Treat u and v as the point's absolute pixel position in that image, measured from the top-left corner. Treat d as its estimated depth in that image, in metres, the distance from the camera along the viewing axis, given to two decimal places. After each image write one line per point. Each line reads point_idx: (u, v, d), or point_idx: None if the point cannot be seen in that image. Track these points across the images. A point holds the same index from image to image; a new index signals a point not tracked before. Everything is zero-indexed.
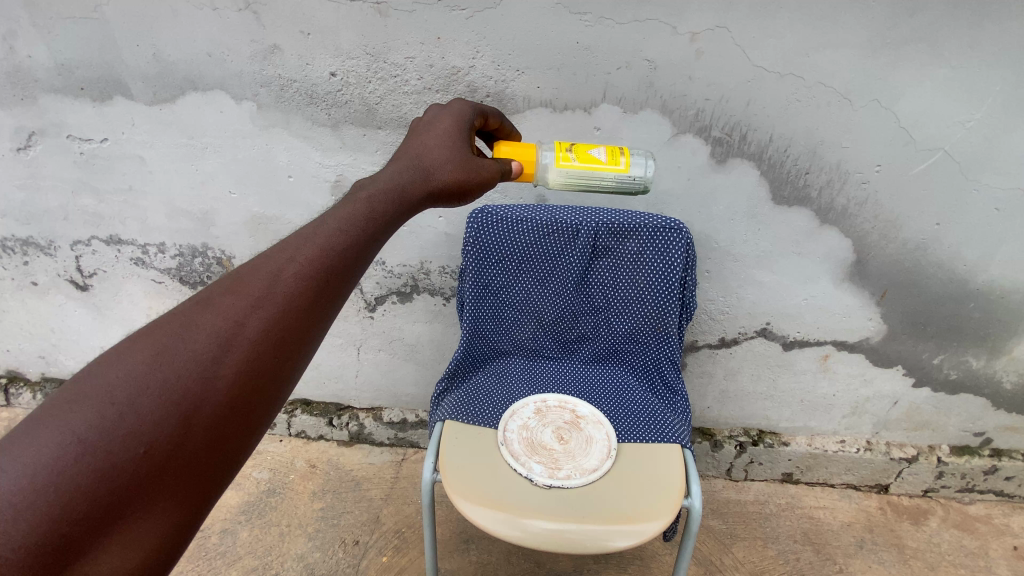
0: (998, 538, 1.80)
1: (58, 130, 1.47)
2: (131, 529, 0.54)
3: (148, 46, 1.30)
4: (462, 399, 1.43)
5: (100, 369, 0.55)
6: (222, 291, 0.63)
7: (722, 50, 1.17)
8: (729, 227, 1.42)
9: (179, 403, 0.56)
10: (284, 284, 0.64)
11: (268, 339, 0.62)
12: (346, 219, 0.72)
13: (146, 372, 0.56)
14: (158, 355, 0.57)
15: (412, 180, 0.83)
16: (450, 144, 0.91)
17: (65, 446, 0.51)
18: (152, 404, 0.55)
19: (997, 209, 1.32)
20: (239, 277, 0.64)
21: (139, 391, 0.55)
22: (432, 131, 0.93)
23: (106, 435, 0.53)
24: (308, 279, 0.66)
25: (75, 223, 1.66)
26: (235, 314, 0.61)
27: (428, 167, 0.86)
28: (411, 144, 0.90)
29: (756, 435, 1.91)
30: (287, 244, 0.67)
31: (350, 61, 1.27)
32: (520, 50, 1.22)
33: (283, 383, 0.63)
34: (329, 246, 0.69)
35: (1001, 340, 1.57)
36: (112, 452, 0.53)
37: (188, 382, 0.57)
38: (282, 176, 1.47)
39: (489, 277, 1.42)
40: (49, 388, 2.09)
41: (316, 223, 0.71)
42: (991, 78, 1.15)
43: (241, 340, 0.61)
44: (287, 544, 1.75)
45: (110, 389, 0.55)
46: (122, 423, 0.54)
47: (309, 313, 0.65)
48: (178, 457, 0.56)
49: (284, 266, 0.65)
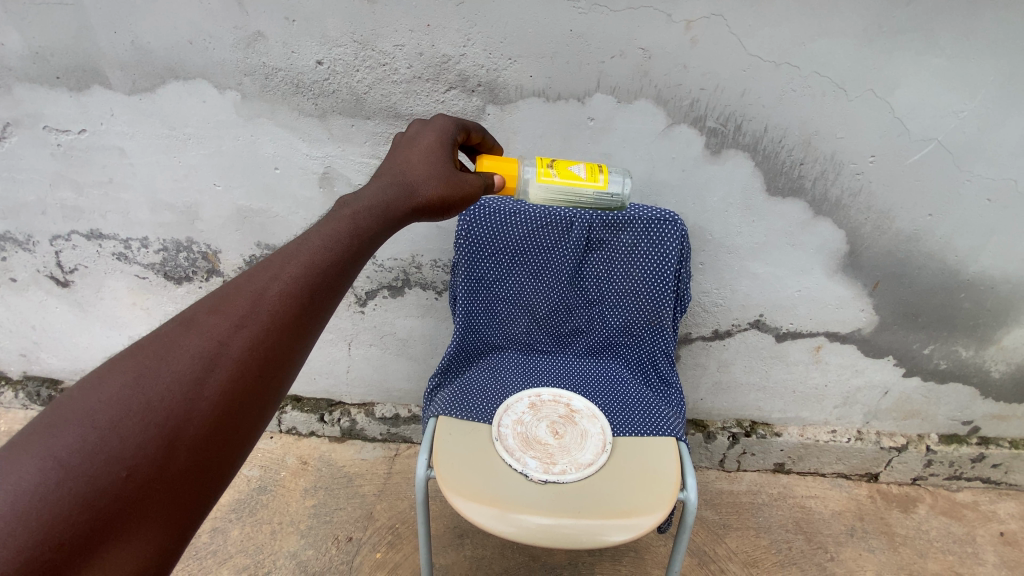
0: (985, 525, 1.82)
1: (35, 121, 1.42)
2: (114, 553, 0.51)
3: (126, 33, 1.26)
4: (456, 393, 1.41)
5: (83, 392, 0.54)
6: (206, 310, 0.61)
7: (717, 39, 1.15)
8: (723, 218, 1.41)
9: (162, 425, 0.55)
10: (269, 302, 0.63)
11: (252, 357, 0.61)
12: (331, 236, 0.70)
13: (129, 394, 0.55)
14: (141, 376, 0.56)
15: (399, 195, 0.81)
16: (436, 155, 0.89)
17: (47, 471, 0.50)
18: (135, 426, 0.54)
19: (989, 200, 1.32)
20: (222, 296, 0.63)
21: (121, 413, 0.54)
22: (419, 142, 0.90)
23: (87, 459, 0.51)
24: (294, 296, 0.64)
25: (54, 217, 1.61)
26: (219, 335, 0.60)
27: (413, 179, 0.84)
28: (393, 160, 0.87)
29: (748, 426, 1.91)
30: (271, 262, 0.66)
31: (337, 49, 1.24)
32: (512, 38, 1.19)
33: (267, 400, 0.62)
34: (315, 263, 0.67)
35: (990, 329, 1.58)
36: (95, 477, 0.51)
37: (172, 403, 0.56)
38: (269, 168, 1.43)
39: (482, 271, 1.40)
40: (32, 387, 2.04)
41: (300, 240, 0.69)
42: (985, 68, 1.14)
43: (226, 359, 0.59)
44: (279, 542, 1.72)
45: (92, 412, 0.53)
46: (105, 447, 0.52)
47: (293, 329, 0.64)
48: (163, 478, 0.54)
49: (268, 284, 0.64)
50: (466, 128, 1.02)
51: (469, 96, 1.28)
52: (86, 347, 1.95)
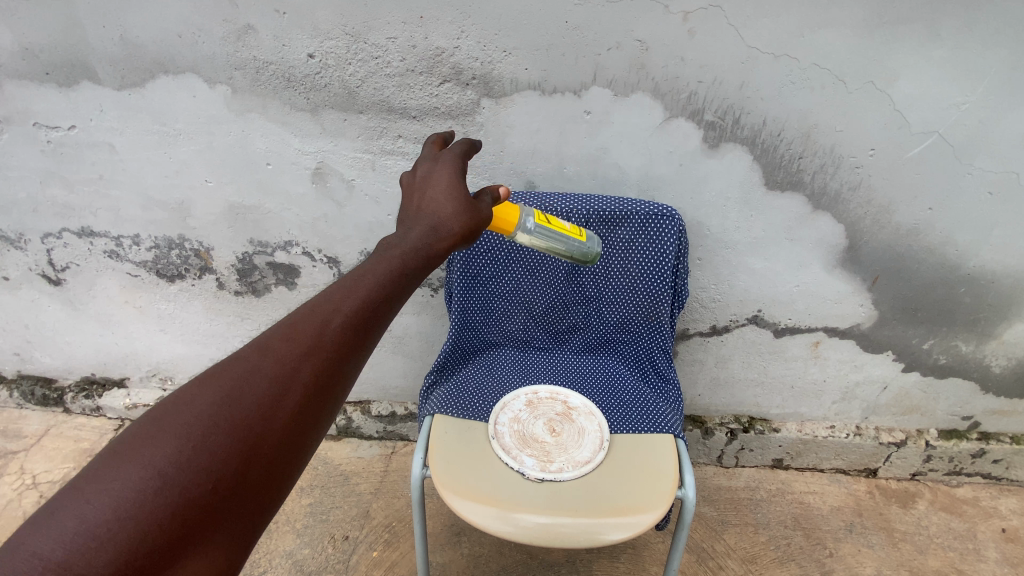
0: (985, 520, 1.82)
1: (23, 118, 1.40)
2: (194, 560, 0.54)
3: (114, 27, 1.24)
4: (452, 391, 1.40)
5: (176, 407, 0.56)
6: (280, 335, 0.62)
7: (715, 30, 1.14)
8: (721, 213, 1.40)
9: (243, 444, 0.57)
10: (336, 332, 0.63)
11: (320, 384, 0.62)
12: (387, 269, 0.67)
13: (215, 413, 0.57)
14: (225, 397, 0.58)
15: (433, 235, 0.74)
16: (457, 188, 0.79)
17: (146, 479, 0.52)
18: (220, 444, 0.56)
19: (990, 193, 1.31)
20: (293, 322, 0.63)
21: (209, 430, 0.56)
22: (436, 176, 0.81)
23: (181, 471, 0.54)
24: (359, 329, 0.64)
25: (45, 215, 1.59)
26: (293, 361, 0.61)
27: (441, 220, 0.76)
28: (422, 187, 0.81)
29: (746, 422, 1.90)
30: (337, 291, 0.65)
31: (329, 42, 1.22)
32: (507, 30, 1.17)
33: (331, 423, 0.64)
34: (376, 295, 0.66)
35: (990, 324, 1.57)
36: (186, 487, 0.53)
37: (251, 425, 0.57)
38: (261, 164, 1.42)
39: (477, 267, 1.38)
40: (24, 386, 2.02)
41: (360, 270, 0.67)
42: (987, 59, 1.13)
43: (297, 385, 0.60)
44: (275, 541, 1.71)
45: (183, 427, 0.55)
46: (195, 460, 0.54)
47: (356, 358, 0.65)
48: (242, 491, 0.57)
49: (334, 314, 0.63)
50: (441, 138, 0.95)
51: (464, 89, 1.26)
52: (80, 346, 1.93)
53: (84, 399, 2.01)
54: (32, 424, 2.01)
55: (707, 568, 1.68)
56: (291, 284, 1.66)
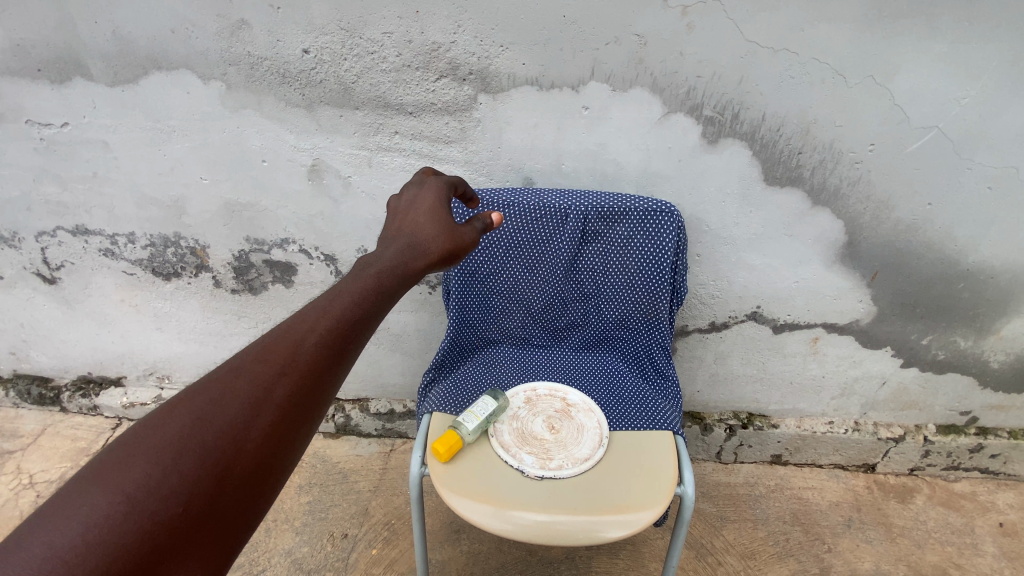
0: (983, 515, 1.82)
1: (16, 115, 1.39)
2: None
3: (107, 23, 1.22)
4: (451, 389, 1.40)
5: (148, 431, 0.57)
6: (251, 357, 0.64)
7: (714, 24, 1.13)
8: (720, 209, 1.39)
9: (215, 465, 0.57)
10: (308, 352, 0.65)
11: (292, 403, 0.63)
12: (359, 291, 0.72)
13: (187, 435, 0.57)
14: (197, 420, 0.59)
15: (412, 254, 0.82)
16: (438, 213, 0.90)
17: (114, 505, 0.52)
18: (192, 465, 0.56)
19: (989, 188, 1.30)
20: (264, 345, 0.65)
21: (181, 452, 0.56)
22: (419, 205, 0.91)
23: (150, 495, 0.54)
24: (330, 349, 0.67)
25: (39, 213, 1.58)
26: (264, 382, 0.62)
27: (424, 240, 0.85)
28: (400, 222, 0.89)
29: (745, 418, 1.90)
30: (307, 314, 0.68)
31: (324, 37, 1.21)
32: (504, 24, 1.16)
33: (302, 445, 0.64)
34: (346, 316, 0.70)
35: (989, 319, 1.57)
36: (156, 511, 0.53)
37: (224, 444, 0.58)
38: (257, 161, 1.40)
39: (476, 264, 1.38)
40: (20, 386, 2.01)
41: (332, 292, 0.71)
42: (987, 53, 1.12)
43: (270, 404, 0.62)
44: (273, 540, 1.71)
45: (154, 451, 0.56)
46: (166, 483, 0.55)
47: (327, 379, 0.67)
48: (212, 515, 0.56)
49: (305, 336, 0.66)
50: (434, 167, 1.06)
51: (461, 85, 1.25)
52: (76, 345, 1.92)
53: (81, 398, 2.00)
54: (29, 423, 2.00)
55: (706, 564, 1.68)
56: (288, 281, 1.65)
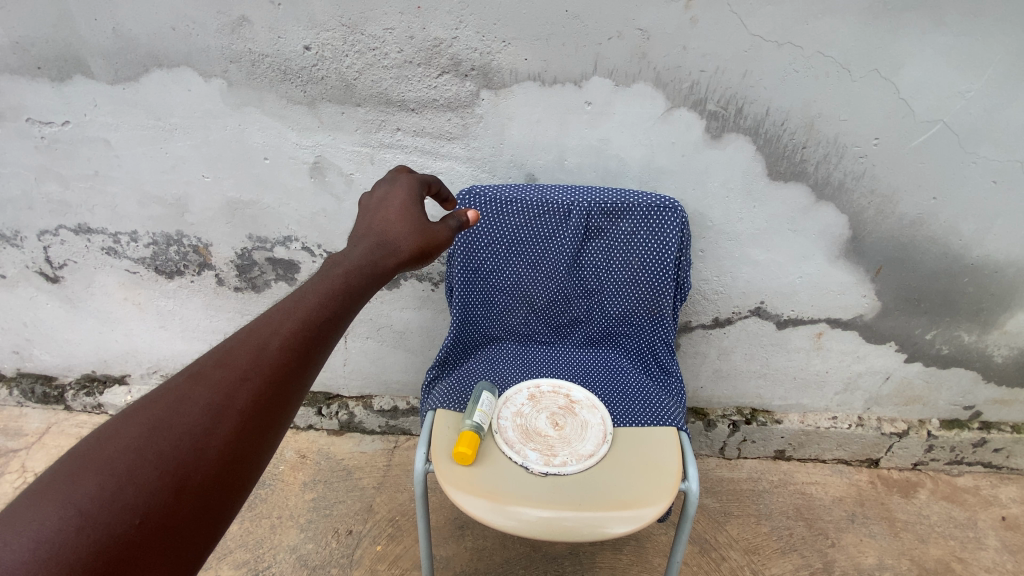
0: (986, 509, 1.82)
1: (17, 114, 1.38)
2: None
3: (108, 21, 1.22)
4: (455, 386, 1.40)
5: (102, 441, 0.55)
6: (212, 363, 0.63)
7: (717, 18, 1.12)
8: (723, 204, 1.38)
9: (174, 475, 0.55)
10: (271, 356, 0.65)
11: (255, 408, 0.62)
12: (324, 294, 0.73)
13: (144, 444, 0.56)
14: (155, 429, 0.57)
15: (382, 254, 0.84)
16: (408, 212, 0.91)
17: (67, 519, 0.50)
18: (149, 475, 0.54)
19: (995, 182, 1.29)
20: (227, 350, 0.64)
21: (138, 462, 0.55)
22: (388, 205, 0.93)
23: (105, 507, 0.52)
24: (295, 351, 0.67)
25: (41, 212, 1.58)
26: (226, 388, 0.62)
27: (394, 237, 0.87)
28: (369, 220, 0.90)
29: (749, 413, 1.90)
30: (271, 318, 0.68)
31: (325, 33, 1.20)
32: (506, 19, 1.16)
33: (267, 450, 0.63)
34: (310, 318, 0.70)
35: (993, 313, 1.56)
36: (112, 525, 0.51)
37: (184, 451, 0.57)
38: (258, 158, 1.40)
39: (478, 261, 1.37)
40: (26, 384, 2.02)
41: (296, 296, 0.72)
42: (992, 46, 1.11)
43: (231, 411, 0.61)
44: (278, 536, 1.71)
45: (109, 462, 0.54)
46: (121, 495, 0.53)
47: (292, 382, 0.66)
48: (173, 527, 0.54)
49: (269, 338, 0.66)
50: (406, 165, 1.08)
51: (462, 81, 1.24)
52: (80, 344, 1.93)
53: (85, 396, 2.00)
54: (33, 422, 2.00)
55: (709, 560, 1.68)
56: (290, 279, 1.65)
